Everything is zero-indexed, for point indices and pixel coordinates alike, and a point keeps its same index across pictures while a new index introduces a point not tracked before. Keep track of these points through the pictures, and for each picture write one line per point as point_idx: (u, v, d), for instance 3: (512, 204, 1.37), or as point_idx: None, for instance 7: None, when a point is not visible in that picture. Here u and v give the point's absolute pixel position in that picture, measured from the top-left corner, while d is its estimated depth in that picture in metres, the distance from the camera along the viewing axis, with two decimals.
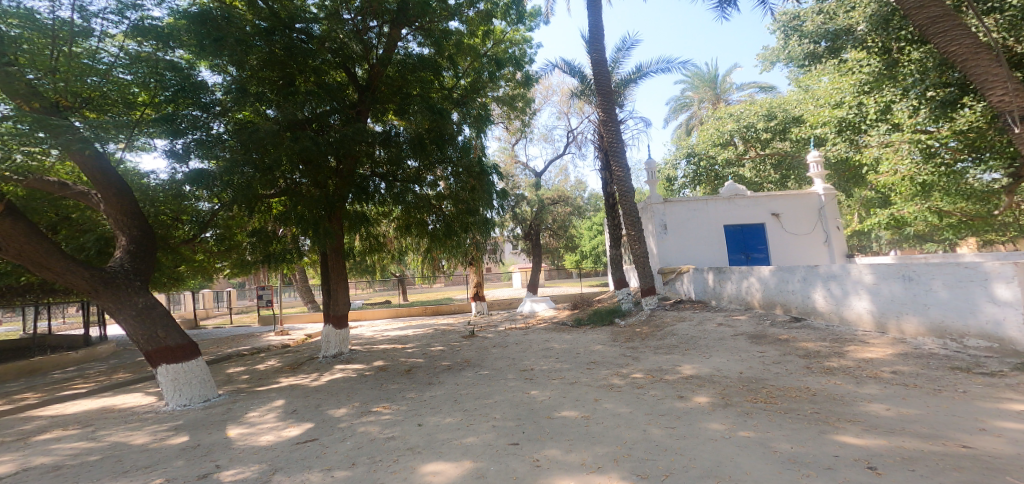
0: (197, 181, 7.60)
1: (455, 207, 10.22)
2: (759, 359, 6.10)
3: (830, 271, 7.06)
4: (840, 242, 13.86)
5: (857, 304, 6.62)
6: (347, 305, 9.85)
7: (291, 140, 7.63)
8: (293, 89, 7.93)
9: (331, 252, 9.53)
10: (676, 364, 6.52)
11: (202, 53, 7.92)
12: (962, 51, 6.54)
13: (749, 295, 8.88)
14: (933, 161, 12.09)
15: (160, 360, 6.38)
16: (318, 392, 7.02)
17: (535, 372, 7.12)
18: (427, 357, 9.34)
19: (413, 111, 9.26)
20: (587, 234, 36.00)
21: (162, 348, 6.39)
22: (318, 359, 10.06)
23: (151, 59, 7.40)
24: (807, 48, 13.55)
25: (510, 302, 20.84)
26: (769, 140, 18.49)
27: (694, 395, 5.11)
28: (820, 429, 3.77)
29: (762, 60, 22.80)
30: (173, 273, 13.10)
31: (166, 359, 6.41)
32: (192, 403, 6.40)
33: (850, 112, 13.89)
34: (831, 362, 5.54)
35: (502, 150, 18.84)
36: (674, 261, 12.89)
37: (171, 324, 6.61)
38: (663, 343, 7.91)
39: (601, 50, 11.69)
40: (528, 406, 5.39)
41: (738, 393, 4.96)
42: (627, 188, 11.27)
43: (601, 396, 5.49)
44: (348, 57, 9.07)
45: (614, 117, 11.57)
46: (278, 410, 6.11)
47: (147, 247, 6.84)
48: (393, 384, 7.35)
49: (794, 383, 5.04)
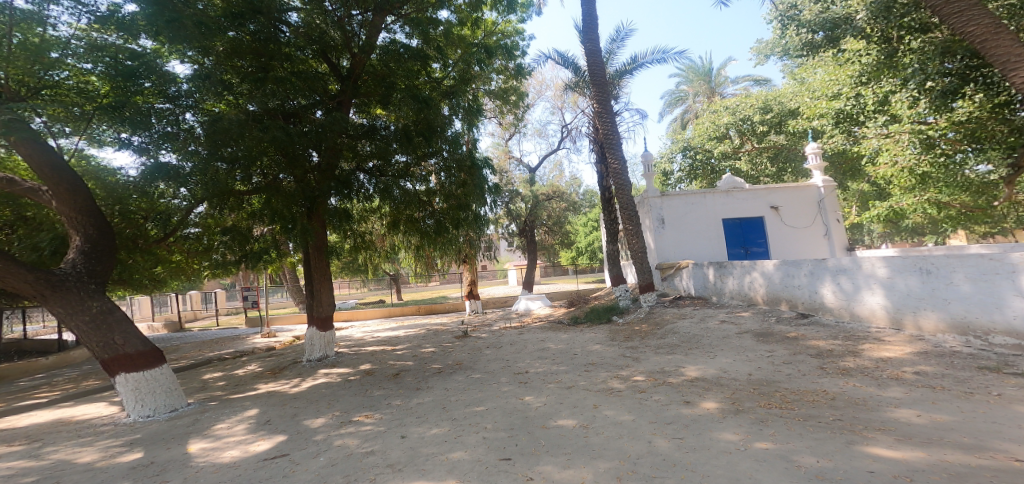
0: (156, 175, 7.07)
1: (445, 203, 9.75)
2: (767, 359, 5.73)
3: (839, 265, 6.71)
4: (841, 235, 13.57)
5: (869, 299, 6.27)
6: (331, 305, 9.39)
7: (259, 130, 7.10)
8: (264, 75, 7.41)
9: (312, 249, 9.13)
10: (679, 365, 6.13)
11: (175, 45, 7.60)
12: (980, 31, 6.17)
13: (752, 290, 8.53)
14: (934, 151, 11.78)
15: (119, 369, 5.90)
16: (296, 399, 6.56)
17: (529, 375, 6.71)
18: (416, 360, 8.90)
19: (396, 99, 8.84)
20: (583, 231, 35.68)
21: (120, 356, 5.92)
22: (301, 362, 9.58)
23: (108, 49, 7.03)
24: (805, 37, 13.30)
25: (505, 301, 20.41)
26: (765, 133, 18.15)
27: (701, 400, 4.72)
28: (847, 439, 3.39)
29: (756, 53, 22.54)
30: (148, 274, 12.50)
31: (125, 368, 5.93)
32: (158, 413, 5.97)
33: (848, 103, 13.54)
34: (846, 362, 5.17)
35: (496, 146, 18.31)
36: (672, 256, 12.51)
37: (130, 330, 6.13)
38: (664, 342, 7.53)
39: (594, 41, 11.25)
40: (522, 415, 4.98)
41: (750, 398, 4.57)
42: (624, 182, 10.86)
43: (601, 402, 5.08)
44: (328, 46, 8.60)
45: (609, 108, 11.16)
46: (250, 421, 5.65)
47: (103, 248, 6.32)
48: (379, 389, 6.92)
49: (809, 385, 4.66)
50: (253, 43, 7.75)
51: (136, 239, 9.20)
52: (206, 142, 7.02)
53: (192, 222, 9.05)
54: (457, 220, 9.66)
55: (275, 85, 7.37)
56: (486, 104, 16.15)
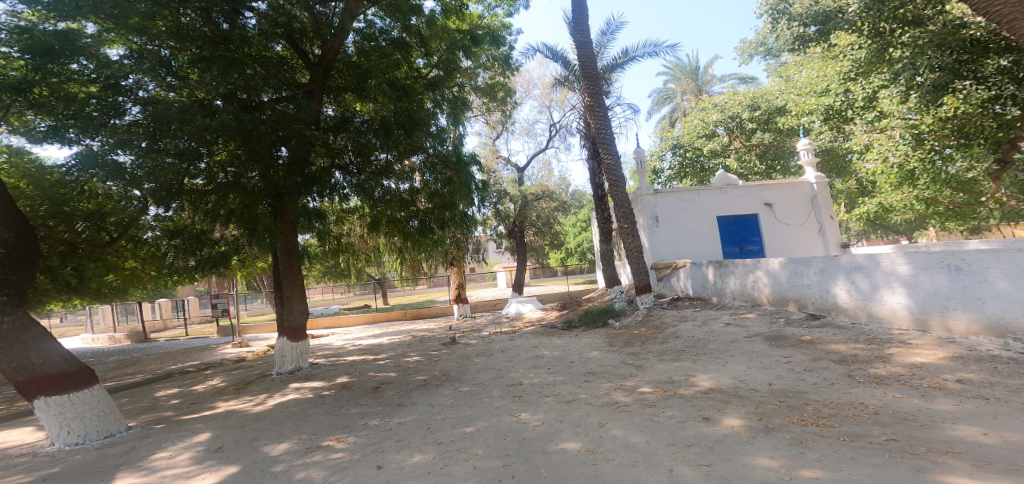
0: (80, 164, 6.72)
1: (430, 202, 9.04)
2: (785, 365, 5.19)
3: (854, 262, 6.22)
4: (835, 233, 13.25)
5: (889, 299, 5.79)
6: (304, 314, 8.65)
7: (205, 116, 6.71)
8: (209, 54, 6.73)
9: (280, 253, 8.39)
10: (688, 374, 5.59)
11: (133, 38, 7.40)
12: (1006, 11, 5.84)
13: (756, 290, 8.07)
14: (926, 146, 11.28)
15: (37, 392, 5.39)
16: (258, 420, 5.84)
17: (524, 387, 6.10)
18: (399, 371, 8.18)
19: (371, 87, 8.16)
20: (571, 231, 35.60)
21: (39, 377, 5.40)
22: (271, 376, 8.79)
23: (37, 32, 6.87)
24: (796, 30, 12.82)
25: (495, 304, 19.76)
26: (754, 131, 17.89)
27: (721, 417, 4.19)
28: (913, 465, 2.84)
29: (740, 52, 22.48)
30: (99, 281, 11.83)
31: (44, 390, 5.42)
32: (87, 440, 5.51)
33: (837, 99, 13.31)
34: (875, 369, 4.65)
35: (483, 146, 17.69)
36: (666, 256, 12.05)
37: (49, 348, 5.59)
38: (666, 347, 6.97)
39: (585, 32, 10.75)
40: (518, 436, 4.38)
41: (779, 412, 4.01)
42: (618, 178, 10.39)
43: (607, 420, 4.53)
44: (295, 31, 8.11)
45: (602, 102, 10.67)
46: (198, 449, 5.01)
47: (20, 253, 5.70)
48: (355, 406, 6.20)
49: (842, 396, 4.13)
50: (214, 37, 7.28)
51: (74, 242, 8.97)
52: (148, 132, 6.78)
53: (161, 227, 8.73)
54: (442, 220, 8.97)
55: (227, 68, 6.83)
56: (472, 101, 15.60)
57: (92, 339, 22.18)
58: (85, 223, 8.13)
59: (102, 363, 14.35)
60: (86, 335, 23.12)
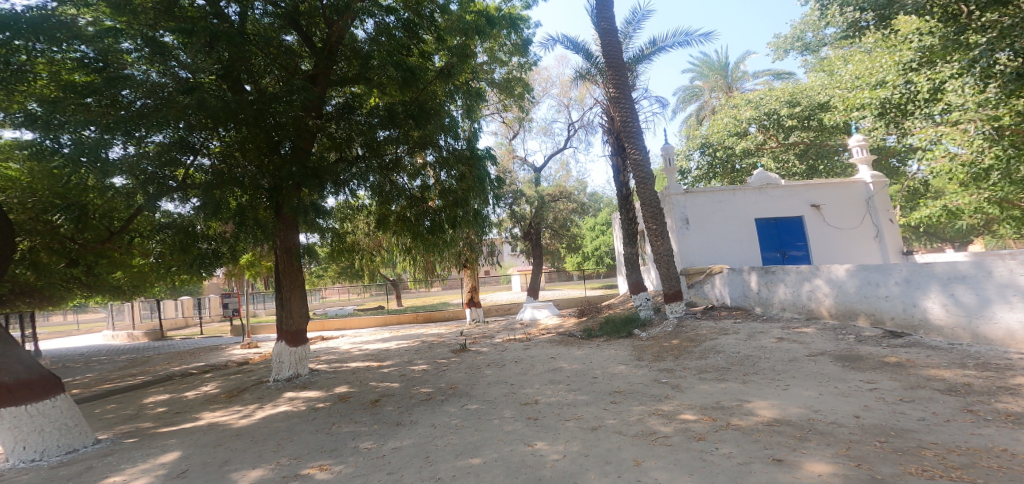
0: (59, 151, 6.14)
1: (443, 200, 8.26)
2: (871, 393, 4.18)
3: (951, 270, 5.15)
4: (894, 238, 11.97)
5: (1004, 317, 4.72)
6: (304, 317, 8.00)
7: (190, 96, 6.05)
8: (191, 25, 6.17)
9: (281, 251, 7.79)
10: (741, 399, 4.61)
11: (126, 21, 6.84)
12: None
13: (815, 301, 7.00)
14: (1004, 140, 10.08)
15: None
16: (237, 438, 5.08)
17: (540, 407, 5.19)
18: (403, 381, 7.36)
19: (375, 69, 7.44)
20: (590, 235, 34.67)
21: None
22: (266, 383, 8.06)
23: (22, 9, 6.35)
24: (851, 16, 10.17)
25: (510, 307, 18.86)
26: (792, 128, 16.59)
27: (801, 460, 3.22)
28: None
29: (775, 46, 21.13)
30: (106, 279, 11.43)
31: None
32: (45, 457, 4.82)
33: (896, 91, 11.27)
34: (1002, 404, 3.63)
35: (500, 145, 16.93)
36: (699, 260, 10.97)
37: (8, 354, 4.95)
38: (707, 364, 5.97)
39: (609, 19, 9.83)
40: (535, 475, 3.49)
41: (884, 459, 3.04)
42: (647, 174, 9.42)
43: (645, 457, 3.61)
44: (297, 11, 7.43)
45: (629, 93, 9.72)
46: (159, 473, 4.26)
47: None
48: (348, 423, 5.38)
49: (968, 440, 3.15)
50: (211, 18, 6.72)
51: (70, 237, 8.51)
52: (136, 116, 6.18)
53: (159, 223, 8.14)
54: (455, 219, 8.20)
55: (229, 46, 6.36)
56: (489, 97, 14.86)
57: (110, 336, 22.04)
58: (65, 214, 7.52)
59: (110, 362, 13.98)
60: (105, 332, 23.12)
